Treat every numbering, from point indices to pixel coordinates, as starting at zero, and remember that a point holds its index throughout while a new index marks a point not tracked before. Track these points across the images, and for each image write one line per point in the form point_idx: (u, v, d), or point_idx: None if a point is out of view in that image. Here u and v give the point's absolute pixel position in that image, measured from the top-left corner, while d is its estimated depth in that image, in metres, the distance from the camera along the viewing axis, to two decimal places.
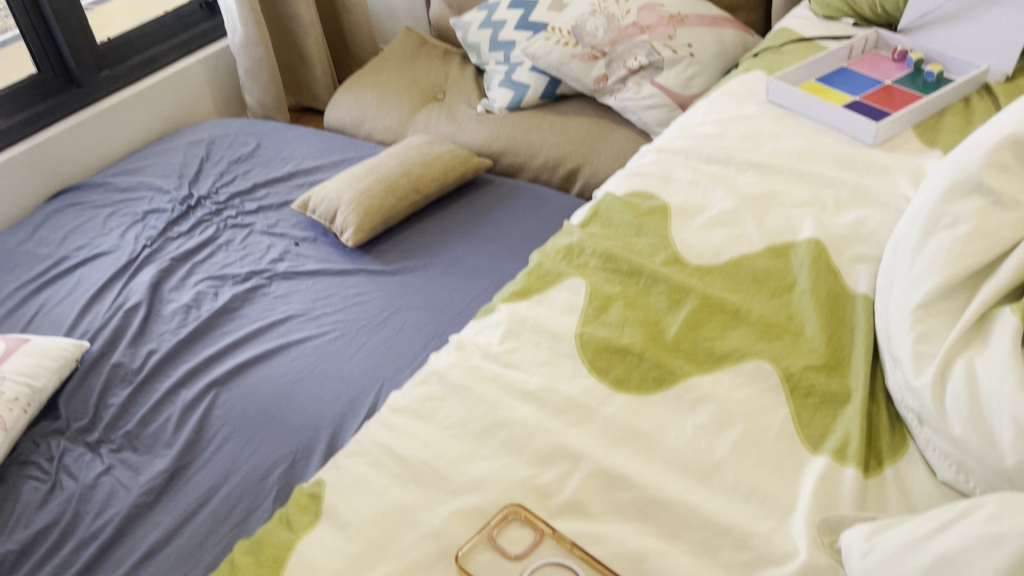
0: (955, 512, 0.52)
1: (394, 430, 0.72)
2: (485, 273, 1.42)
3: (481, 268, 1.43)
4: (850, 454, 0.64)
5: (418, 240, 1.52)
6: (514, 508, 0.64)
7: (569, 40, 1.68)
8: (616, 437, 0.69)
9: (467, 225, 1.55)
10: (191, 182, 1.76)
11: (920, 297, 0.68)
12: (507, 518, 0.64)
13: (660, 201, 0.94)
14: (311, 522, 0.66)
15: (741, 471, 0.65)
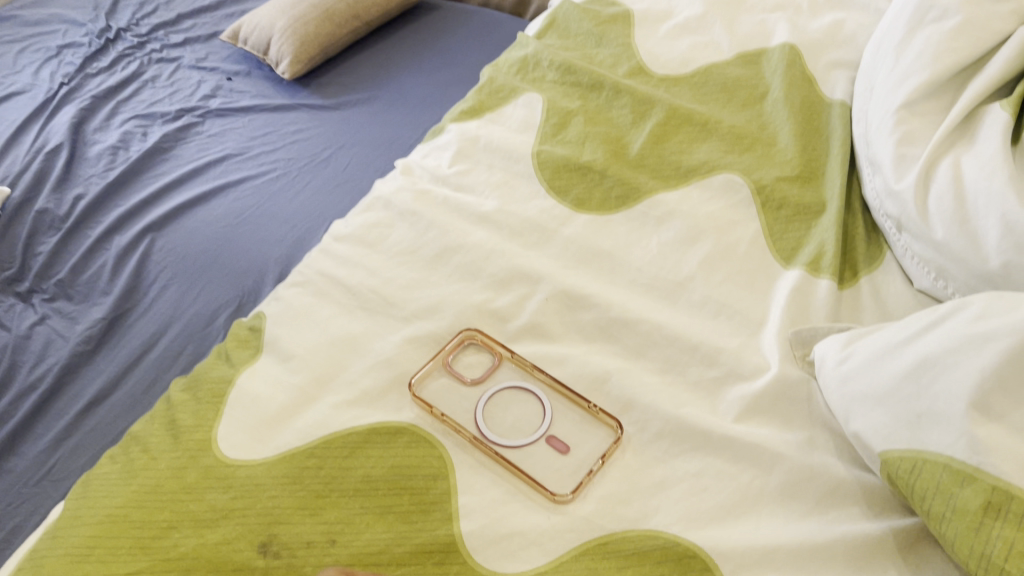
0: (937, 314, 0.49)
1: (337, 258, 0.67)
2: (435, 102, 1.30)
3: (431, 98, 1.31)
4: (825, 265, 0.60)
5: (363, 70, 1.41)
6: (473, 332, 0.60)
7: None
8: (577, 256, 0.64)
9: (415, 53, 1.44)
10: (108, 13, 1.60)
11: (903, 96, 0.63)
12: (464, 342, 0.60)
13: (622, 8, 0.86)
14: (252, 356, 0.62)
15: (709, 287, 0.61)
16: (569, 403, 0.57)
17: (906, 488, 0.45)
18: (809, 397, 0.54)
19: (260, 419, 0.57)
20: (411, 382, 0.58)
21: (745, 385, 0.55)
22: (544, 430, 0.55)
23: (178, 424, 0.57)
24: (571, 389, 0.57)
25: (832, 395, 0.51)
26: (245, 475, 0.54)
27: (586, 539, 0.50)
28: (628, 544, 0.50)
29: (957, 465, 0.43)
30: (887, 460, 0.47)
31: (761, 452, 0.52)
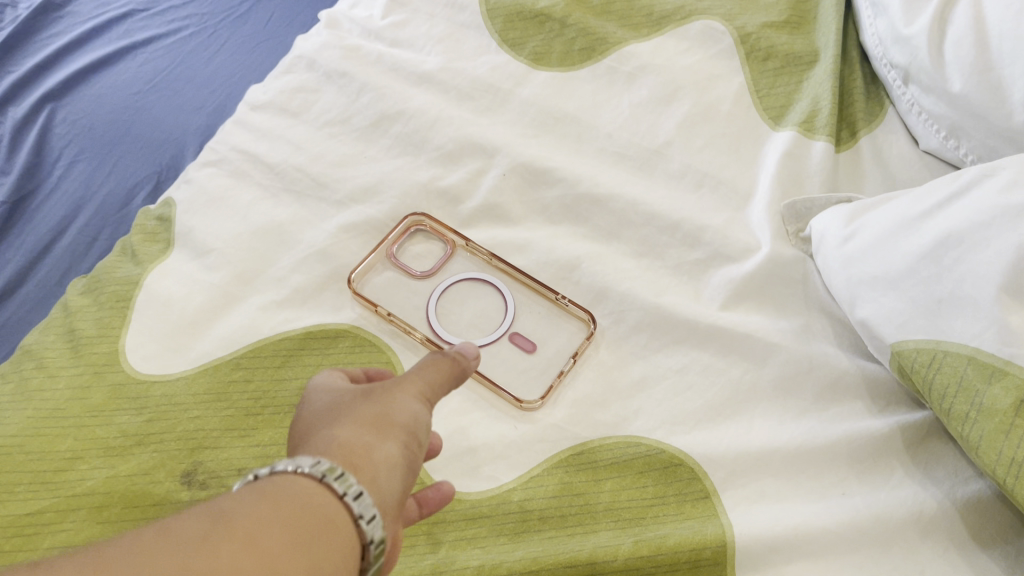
0: (961, 181, 0.42)
1: (255, 132, 0.57)
2: None
3: None
4: (820, 124, 0.52)
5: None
6: (420, 217, 0.53)
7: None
8: (536, 121, 0.56)
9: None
10: None
11: None
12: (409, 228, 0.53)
13: None
14: (163, 251, 0.53)
15: (689, 154, 0.53)
16: (533, 295, 0.51)
17: (921, 384, 0.40)
18: (804, 277, 0.48)
19: (175, 326, 0.49)
20: (351, 278, 0.50)
21: (732, 267, 0.49)
22: (508, 326, 0.49)
23: (78, 335, 0.49)
24: (535, 279, 0.50)
25: (837, 280, 0.45)
26: (161, 392, 0.46)
27: (557, 450, 0.45)
28: (604, 452, 0.45)
29: (984, 359, 0.38)
30: (901, 353, 0.41)
31: (752, 343, 0.46)
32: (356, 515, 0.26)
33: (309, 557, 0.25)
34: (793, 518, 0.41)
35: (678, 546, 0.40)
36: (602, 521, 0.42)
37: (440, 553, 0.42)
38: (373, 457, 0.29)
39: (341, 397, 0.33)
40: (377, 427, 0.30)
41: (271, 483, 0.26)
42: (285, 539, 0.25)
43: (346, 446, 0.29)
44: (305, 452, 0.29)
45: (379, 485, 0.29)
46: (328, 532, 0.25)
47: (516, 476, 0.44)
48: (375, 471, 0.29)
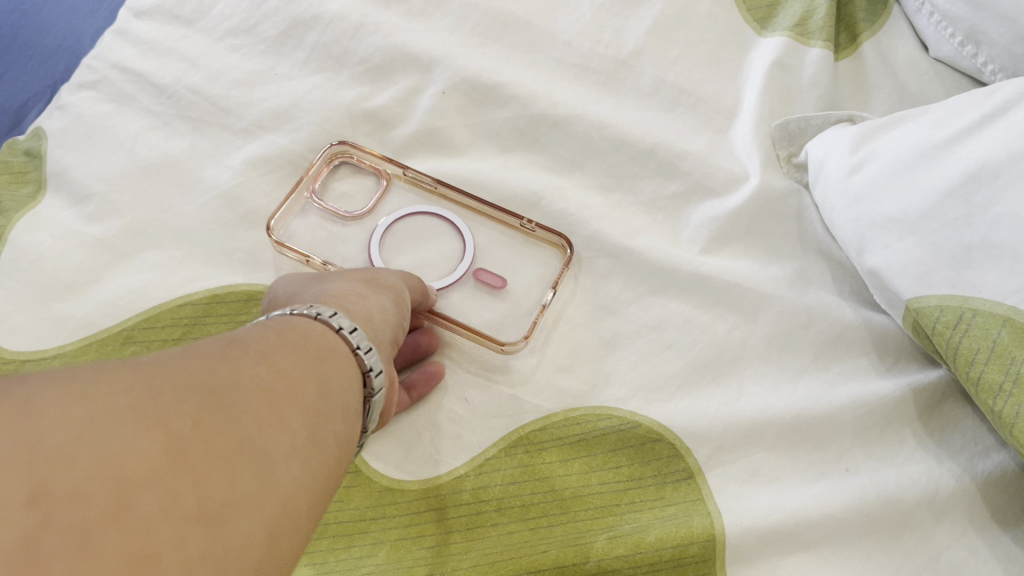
0: (994, 102, 0.35)
1: (139, 46, 0.47)
2: None
3: None
4: (816, 28, 0.44)
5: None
6: (342, 147, 0.45)
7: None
8: (480, 26, 0.46)
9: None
10: None
11: None
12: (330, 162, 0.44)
13: None
14: (33, 196, 0.43)
15: (663, 66, 0.45)
16: (496, 226, 0.44)
17: (944, 349, 0.34)
18: (799, 212, 0.41)
19: (49, 290, 0.40)
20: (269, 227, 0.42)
21: (715, 203, 0.42)
22: (468, 262, 0.42)
23: None
24: (495, 207, 0.43)
25: (841, 220, 0.38)
26: (34, 373, 0.38)
27: (516, 427, 0.38)
28: (572, 428, 0.38)
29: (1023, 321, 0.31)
30: (919, 310, 0.34)
31: (740, 293, 0.40)
32: (355, 346, 0.30)
33: (317, 371, 0.27)
34: (791, 504, 0.35)
35: (660, 543, 0.34)
36: (571, 510, 0.36)
37: (381, 559, 0.35)
38: (365, 301, 0.33)
39: (323, 273, 0.36)
40: (368, 284, 0.34)
41: (268, 321, 0.29)
42: (293, 359, 0.27)
43: (341, 293, 0.33)
44: (306, 302, 0.33)
45: (375, 322, 0.32)
46: (329, 354, 0.28)
47: (468, 460, 0.37)
48: (370, 311, 0.33)
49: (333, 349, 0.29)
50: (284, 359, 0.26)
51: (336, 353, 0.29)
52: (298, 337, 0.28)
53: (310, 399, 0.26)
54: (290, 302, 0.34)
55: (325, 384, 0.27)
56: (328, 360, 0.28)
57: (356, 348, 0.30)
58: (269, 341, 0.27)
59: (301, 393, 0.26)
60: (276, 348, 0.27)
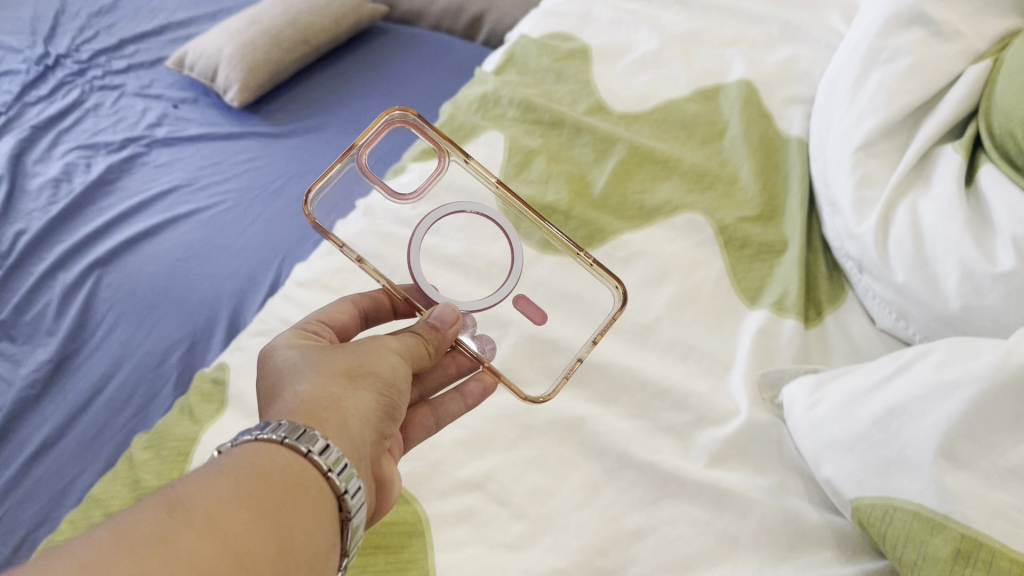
0: (903, 359, 0.50)
1: (301, 306, 0.66)
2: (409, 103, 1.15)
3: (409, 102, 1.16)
4: (790, 305, 0.61)
5: (328, 82, 1.21)
6: (411, 113, 0.59)
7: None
8: (546, 298, 0.64)
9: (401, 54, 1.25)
10: (47, 38, 1.40)
11: (860, 138, 0.63)
12: (397, 120, 0.59)
13: (579, 44, 0.86)
14: (216, 411, 0.60)
15: (677, 329, 0.61)
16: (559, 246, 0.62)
17: (879, 537, 0.46)
18: (778, 439, 0.55)
19: None
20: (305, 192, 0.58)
21: (716, 429, 0.56)
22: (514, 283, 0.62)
23: (141, 484, 0.56)
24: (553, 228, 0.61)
25: (804, 441, 0.52)
26: None
27: None
28: None
29: (927, 513, 0.44)
30: (859, 508, 0.47)
31: (733, 497, 0.53)
32: (325, 469, 0.38)
33: (270, 529, 0.34)
34: None
35: None
36: None
37: None
38: (336, 406, 0.42)
39: (308, 360, 0.45)
40: (343, 385, 0.43)
41: (232, 465, 0.36)
42: (241, 508, 0.34)
43: (314, 400, 0.42)
44: (285, 405, 0.41)
45: (348, 428, 0.41)
46: (282, 506, 0.36)
47: None
48: (343, 420, 0.41)
49: (290, 479, 0.37)
50: (227, 513, 0.34)
51: (300, 485, 0.37)
52: (249, 480, 0.36)
53: (256, 560, 0.33)
54: (276, 396, 0.43)
55: (276, 525, 0.35)
56: (283, 503, 0.36)
57: (326, 471, 0.38)
58: (217, 496, 0.34)
59: (248, 557, 0.33)
60: (221, 503, 0.34)
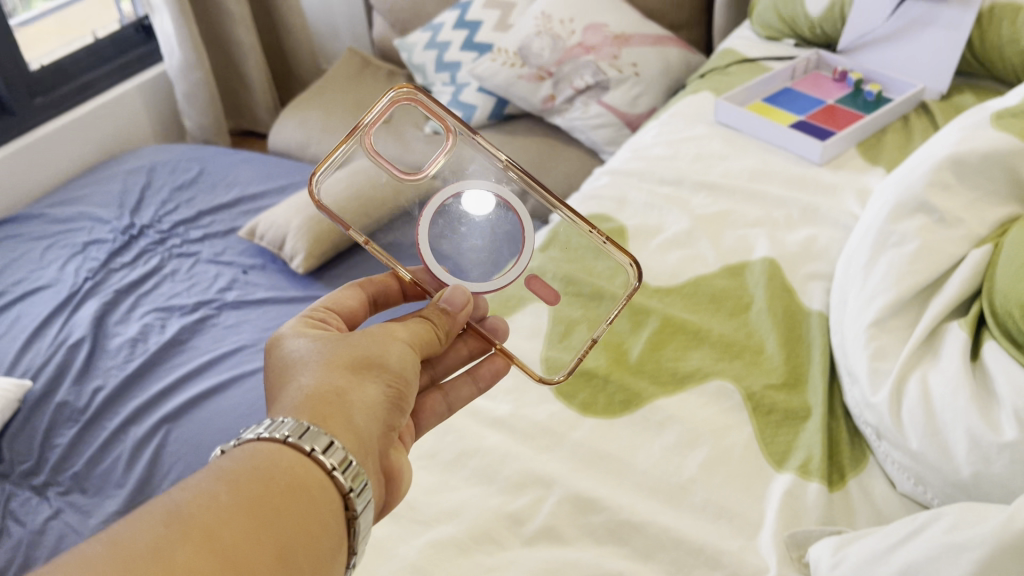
0: (916, 523, 0.54)
1: None
2: None
3: None
4: (813, 469, 0.65)
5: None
6: (418, 92, 0.62)
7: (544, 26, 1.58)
8: (586, 459, 0.69)
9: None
10: (133, 210, 1.55)
11: (873, 314, 0.70)
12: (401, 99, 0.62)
13: (617, 223, 0.95)
14: None
15: (709, 491, 0.66)
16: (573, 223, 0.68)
17: None
18: None
19: None
20: (311, 175, 0.64)
21: None
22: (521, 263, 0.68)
23: None
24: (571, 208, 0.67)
25: None
26: None
27: None
28: None
29: None
30: None
31: None
32: (329, 467, 0.46)
33: (268, 533, 0.42)
34: None
35: None
36: None
37: None
38: (341, 395, 0.50)
39: (319, 355, 0.53)
40: (349, 379, 0.52)
41: (235, 472, 0.43)
42: (237, 516, 0.41)
43: (322, 390, 0.50)
44: (298, 393, 0.50)
45: (351, 414, 0.50)
46: (278, 511, 0.43)
47: None
48: (347, 406, 0.50)
49: (293, 481, 0.44)
50: (220, 523, 0.40)
51: (304, 488, 0.44)
52: (252, 486, 0.43)
53: (256, 562, 0.40)
54: (290, 384, 0.51)
55: (278, 527, 0.42)
56: (281, 508, 0.43)
57: (330, 469, 0.46)
58: (216, 507, 0.41)
59: (248, 559, 0.40)
60: (214, 512, 0.41)
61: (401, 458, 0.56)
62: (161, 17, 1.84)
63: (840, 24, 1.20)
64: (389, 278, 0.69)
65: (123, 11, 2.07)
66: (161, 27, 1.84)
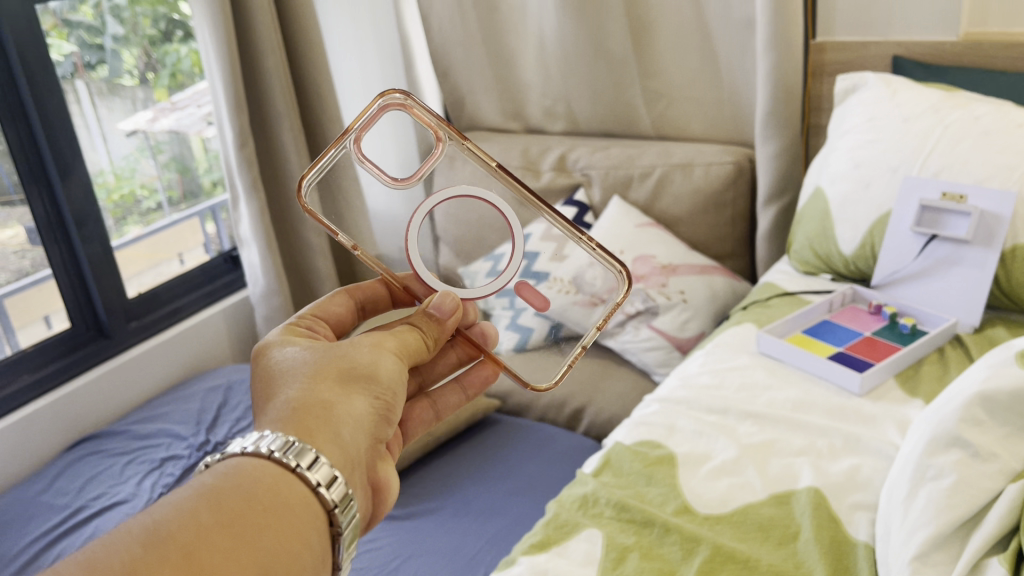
0: None
1: None
2: (517, 493, 1.30)
3: (519, 490, 1.31)
4: None
5: (445, 471, 1.38)
6: (406, 96, 0.77)
7: None
8: None
9: (513, 448, 1.43)
10: (208, 428, 1.64)
11: (916, 548, 0.73)
12: (392, 101, 0.78)
13: (667, 450, 1.00)
14: None
15: None
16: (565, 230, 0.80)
17: None
18: None
19: None
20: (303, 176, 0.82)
21: None
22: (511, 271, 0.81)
23: None
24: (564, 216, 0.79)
25: None
26: None
27: None
28: None
29: None
30: None
31: None
32: (313, 482, 0.55)
33: (241, 550, 0.49)
34: None
35: None
36: None
37: None
38: (329, 409, 0.61)
39: (309, 372, 0.64)
40: (337, 397, 0.62)
41: (213, 494, 0.51)
42: (211, 535, 0.49)
43: (313, 403, 0.60)
44: (291, 403, 0.60)
45: (336, 425, 0.60)
46: (250, 531, 0.50)
47: None
48: (332, 419, 0.60)
49: (272, 497, 0.53)
50: (196, 541, 0.48)
51: (285, 504, 0.53)
52: (225, 506, 0.51)
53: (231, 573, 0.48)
54: (282, 393, 0.62)
55: (256, 540, 0.50)
56: (253, 528, 0.51)
57: (315, 484, 0.55)
58: (192, 528, 0.48)
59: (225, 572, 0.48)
60: (191, 530, 0.48)
61: (382, 473, 0.66)
62: (249, 249, 2.02)
63: (871, 260, 1.29)
64: (376, 287, 0.86)
65: (209, 233, 2.23)
66: (249, 258, 2.03)
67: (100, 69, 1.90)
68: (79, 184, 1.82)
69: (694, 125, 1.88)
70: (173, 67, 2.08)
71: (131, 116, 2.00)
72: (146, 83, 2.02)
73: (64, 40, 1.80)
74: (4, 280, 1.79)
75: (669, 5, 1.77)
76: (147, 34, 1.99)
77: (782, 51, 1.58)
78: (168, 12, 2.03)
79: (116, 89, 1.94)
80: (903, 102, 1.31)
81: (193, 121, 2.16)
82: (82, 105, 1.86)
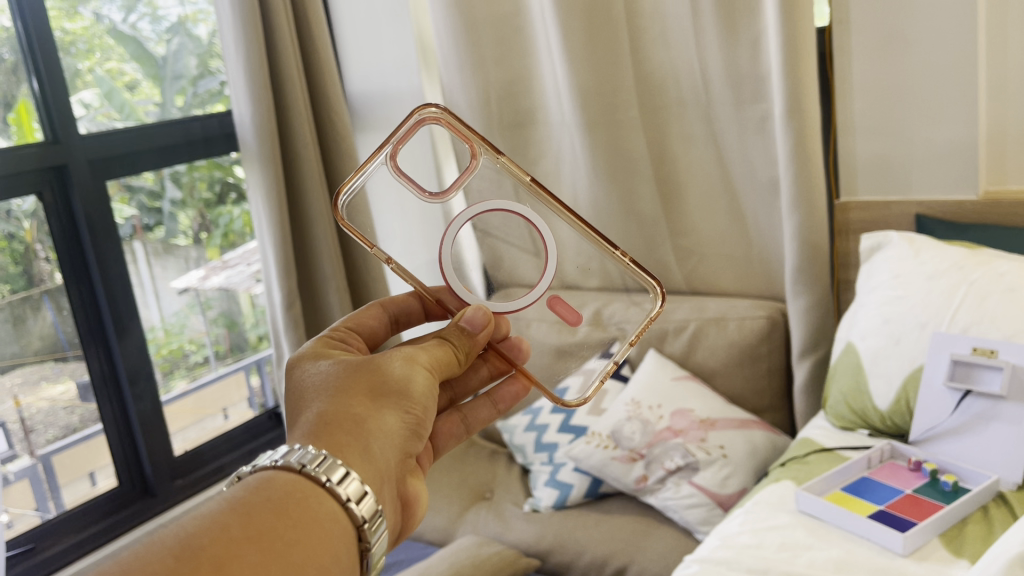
0: None
1: None
2: None
3: None
4: None
5: None
6: (441, 111, 0.82)
7: (634, 412, 1.74)
8: None
9: None
10: None
11: None
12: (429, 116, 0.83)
13: None
14: None
15: None
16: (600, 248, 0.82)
17: None
18: None
19: None
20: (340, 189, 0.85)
21: None
22: (547, 282, 0.84)
23: None
24: (600, 234, 0.82)
25: None
26: None
27: None
28: None
29: None
30: None
31: None
32: (344, 499, 0.57)
33: (270, 561, 0.50)
34: None
35: None
36: None
37: None
38: (359, 425, 0.63)
39: (339, 385, 0.66)
40: (367, 414, 0.65)
41: (244, 504, 0.53)
42: (242, 545, 0.50)
43: (344, 419, 0.63)
44: (323, 416, 0.63)
45: (366, 440, 0.63)
46: (279, 545, 0.51)
47: None
48: (363, 437, 0.63)
49: (301, 513, 0.54)
50: (227, 552, 0.49)
51: (315, 519, 0.54)
52: (256, 519, 0.52)
53: None
54: (314, 406, 0.64)
55: (287, 554, 0.51)
56: (282, 541, 0.52)
57: (344, 500, 0.57)
58: (224, 539, 0.49)
59: None
60: (222, 542, 0.49)
61: (413, 488, 0.69)
62: None
63: (908, 415, 1.30)
64: (409, 299, 0.87)
65: (253, 386, 2.26)
66: None
67: (157, 231, 2.01)
68: (135, 342, 1.92)
69: (726, 280, 1.93)
70: (225, 227, 2.19)
71: (184, 274, 2.09)
72: (199, 242, 2.13)
73: (125, 205, 1.93)
74: (53, 435, 1.81)
75: (696, 169, 1.86)
76: (203, 197, 2.12)
77: (806, 209, 1.64)
78: (224, 176, 2.17)
79: (171, 249, 2.05)
80: (926, 259, 1.35)
81: (243, 279, 2.24)
82: (138, 265, 1.97)
